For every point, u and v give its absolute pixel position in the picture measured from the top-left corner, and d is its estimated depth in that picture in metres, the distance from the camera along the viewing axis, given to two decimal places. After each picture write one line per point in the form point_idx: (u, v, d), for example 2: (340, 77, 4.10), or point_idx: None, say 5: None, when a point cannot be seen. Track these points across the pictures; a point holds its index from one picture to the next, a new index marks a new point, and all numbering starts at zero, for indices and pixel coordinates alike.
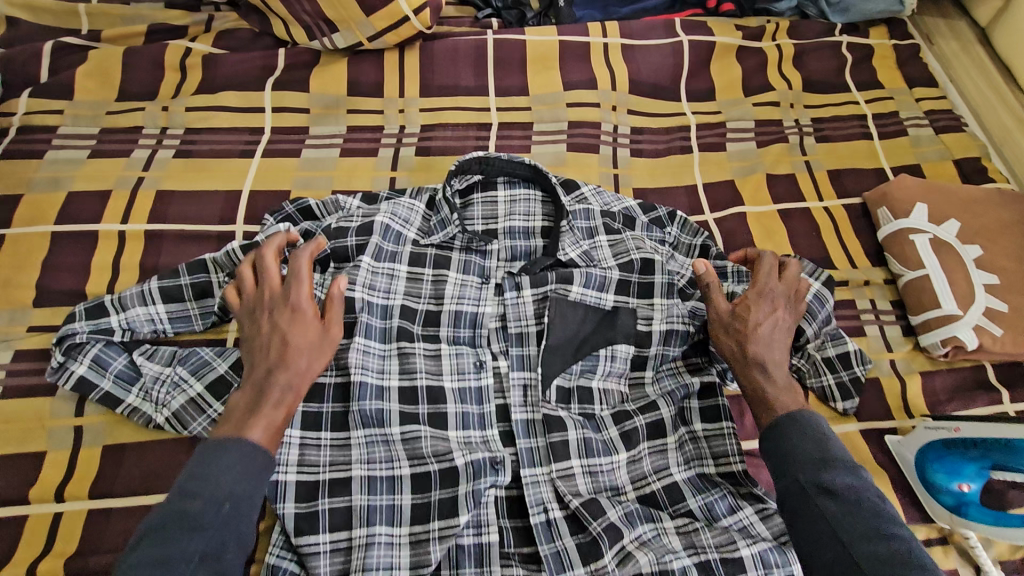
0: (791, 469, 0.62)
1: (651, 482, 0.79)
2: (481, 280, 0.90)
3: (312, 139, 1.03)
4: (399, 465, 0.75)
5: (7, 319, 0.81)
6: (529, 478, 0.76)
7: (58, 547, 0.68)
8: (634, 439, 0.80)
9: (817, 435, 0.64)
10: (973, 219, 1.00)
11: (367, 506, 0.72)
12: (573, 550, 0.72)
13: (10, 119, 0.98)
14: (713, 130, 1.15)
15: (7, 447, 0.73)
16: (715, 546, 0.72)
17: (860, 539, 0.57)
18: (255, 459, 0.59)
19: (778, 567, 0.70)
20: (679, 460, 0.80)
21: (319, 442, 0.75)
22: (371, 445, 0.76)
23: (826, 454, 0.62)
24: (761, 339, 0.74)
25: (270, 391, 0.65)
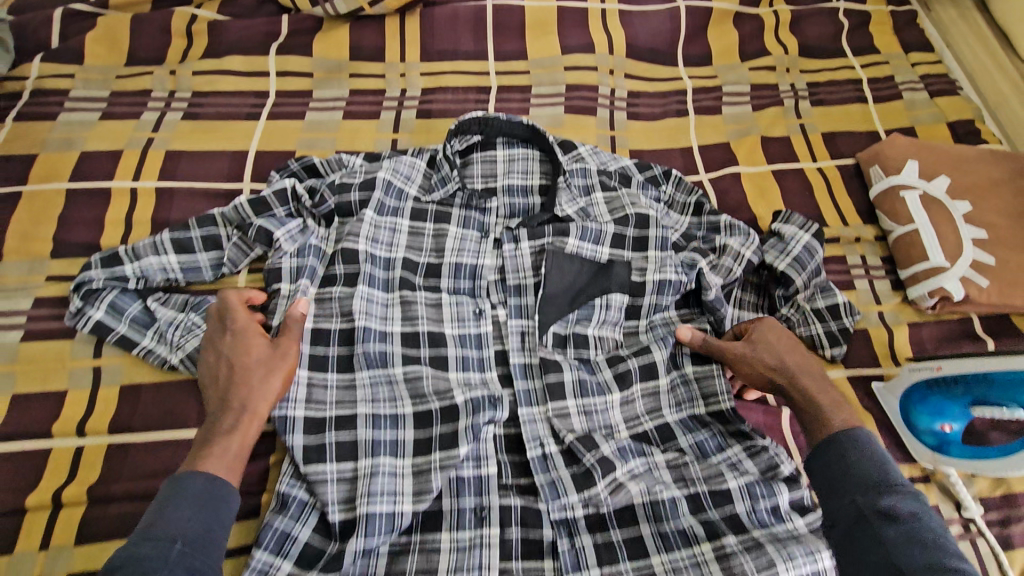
0: (850, 491, 0.66)
1: (644, 422, 0.82)
2: (480, 234, 0.93)
3: (316, 102, 1.06)
4: (402, 404, 0.79)
5: (26, 269, 0.85)
6: (526, 416, 0.81)
7: (82, 476, 0.72)
8: (627, 381, 0.83)
9: (878, 461, 0.67)
10: (963, 176, 1.02)
11: (371, 439, 0.75)
12: (568, 479, 0.77)
13: (23, 83, 1.01)
14: (709, 93, 1.17)
15: (30, 385, 0.77)
16: (704, 478, 0.77)
17: (913, 559, 0.59)
18: (212, 490, 0.63)
19: (764, 498, 0.74)
20: (671, 403, 0.83)
21: (325, 382, 0.79)
22: (375, 385, 0.79)
23: (886, 479, 0.65)
24: (789, 355, 0.79)
25: (232, 426, 0.69)
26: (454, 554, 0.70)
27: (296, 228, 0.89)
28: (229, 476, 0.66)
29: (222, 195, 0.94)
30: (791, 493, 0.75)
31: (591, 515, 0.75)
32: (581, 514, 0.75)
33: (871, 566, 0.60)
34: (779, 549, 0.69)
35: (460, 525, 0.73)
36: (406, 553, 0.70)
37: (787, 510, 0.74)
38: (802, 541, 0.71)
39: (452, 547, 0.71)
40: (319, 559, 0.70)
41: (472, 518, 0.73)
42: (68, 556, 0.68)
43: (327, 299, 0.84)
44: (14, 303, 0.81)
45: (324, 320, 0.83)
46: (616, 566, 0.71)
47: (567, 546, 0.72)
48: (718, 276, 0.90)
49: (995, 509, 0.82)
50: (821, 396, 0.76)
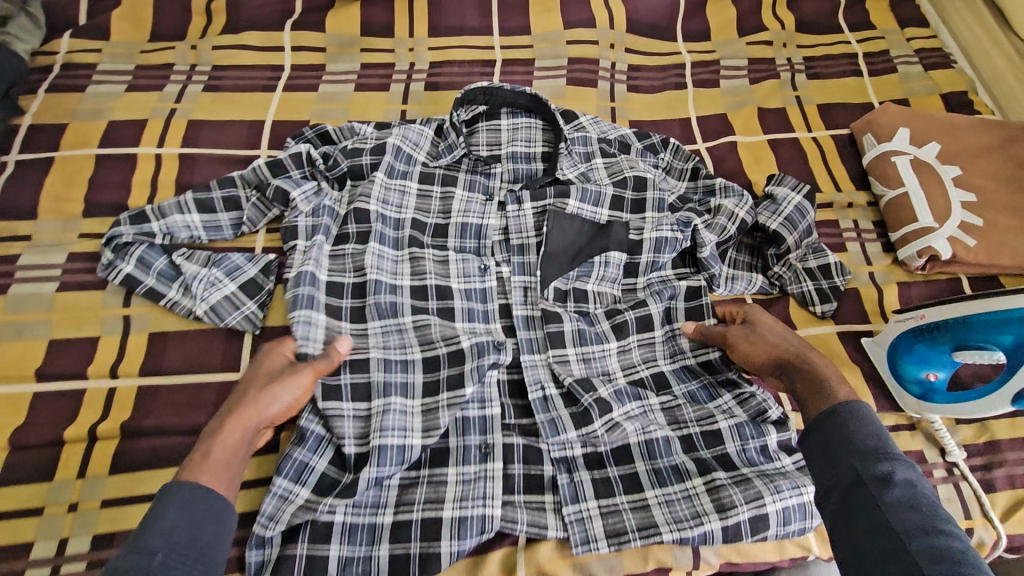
0: (844, 458, 0.61)
1: (640, 370, 0.87)
2: (485, 197, 0.97)
3: (329, 76, 1.11)
4: (411, 350, 0.84)
5: (60, 227, 0.90)
6: (529, 361, 0.86)
7: (115, 413, 0.78)
8: (623, 331, 0.89)
9: (871, 428, 0.62)
10: (954, 142, 1.05)
11: (383, 380, 0.80)
12: (567, 417, 0.81)
13: (53, 57, 1.06)
14: (708, 67, 1.21)
15: (66, 332, 0.83)
16: (696, 420, 0.82)
17: (911, 527, 0.54)
18: (201, 498, 0.59)
19: (754, 438, 0.79)
20: (665, 354, 0.88)
21: (340, 329, 0.84)
22: (387, 333, 0.85)
23: (881, 447, 0.60)
24: (787, 334, 0.79)
25: (221, 432, 0.66)
26: (460, 485, 0.76)
27: (311, 190, 0.93)
28: (218, 486, 0.61)
29: (241, 161, 0.99)
30: (779, 435, 0.80)
31: (590, 453, 0.80)
32: (580, 453, 0.80)
33: (864, 535, 0.55)
34: (767, 483, 0.75)
35: (466, 460, 0.78)
36: (416, 485, 0.77)
37: (775, 449, 0.79)
38: (787, 476, 0.76)
39: (458, 479, 0.77)
40: (335, 487, 0.75)
41: (477, 455, 0.78)
42: (103, 483, 0.74)
43: (341, 256, 0.89)
44: (49, 257, 0.87)
45: (338, 275, 0.88)
46: (614, 500, 0.76)
47: (566, 480, 0.77)
48: (713, 234, 0.94)
49: (977, 455, 0.86)
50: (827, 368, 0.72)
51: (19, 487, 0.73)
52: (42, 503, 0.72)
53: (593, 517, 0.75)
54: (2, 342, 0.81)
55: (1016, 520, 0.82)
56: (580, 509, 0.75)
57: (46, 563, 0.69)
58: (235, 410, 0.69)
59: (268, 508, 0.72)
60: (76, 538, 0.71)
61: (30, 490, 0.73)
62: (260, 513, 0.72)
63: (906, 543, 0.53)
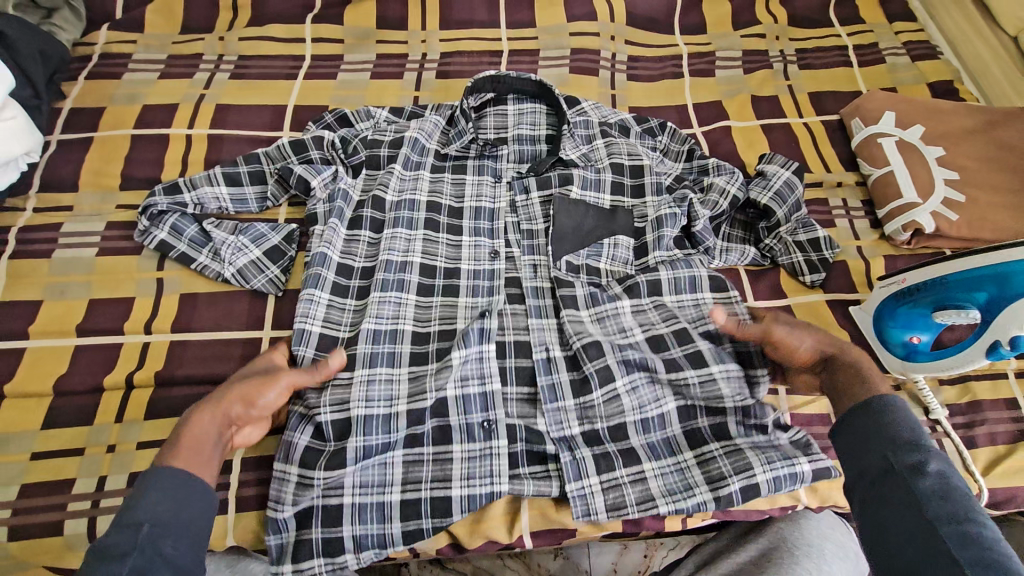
0: (881, 447, 0.64)
1: (659, 328, 0.89)
2: (494, 179, 1.02)
3: (346, 65, 1.18)
4: (404, 322, 0.88)
5: (100, 199, 0.98)
6: (536, 324, 0.89)
7: (149, 364, 0.84)
8: (635, 292, 0.91)
9: (909, 421, 0.65)
10: (937, 125, 1.10)
11: (371, 352, 0.84)
12: (567, 383, 0.85)
13: (92, 48, 1.15)
14: (704, 58, 1.27)
15: (105, 292, 0.90)
16: (703, 397, 0.84)
17: (941, 515, 0.57)
18: (181, 480, 0.63)
19: (759, 419, 0.82)
20: (689, 319, 0.90)
21: (343, 305, 0.88)
22: (383, 304, 0.88)
23: (919, 439, 0.63)
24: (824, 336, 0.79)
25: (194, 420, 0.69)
26: (466, 463, 0.79)
27: (330, 176, 0.97)
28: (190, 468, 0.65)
29: (265, 141, 1.07)
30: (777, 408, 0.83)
31: (587, 431, 0.83)
32: (578, 430, 0.83)
33: (895, 518, 0.59)
34: (759, 456, 0.79)
35: (472, 438, 0.81)
36: (420, 462, 0.80)
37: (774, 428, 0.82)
38: (777, 449, 0.80)
39: (464, 456, 0.80)
40: (319, 458, 0.77)
41: (481, 432, 0.81)
42: (139, 427, 0.80)
43: (355, 240, 0.93)
44: (90, 226, 0.95)
45: (349, 257, 0.92)
46: (614, 474, 0.80)
47: (569, 458, 0.80)
48: (706, 209, 0.99)
49: (960, 414, 0.90)
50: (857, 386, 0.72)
51: (62, 429, 0.80)
52: (83, 444, 0.79)
53: (594, 494, 0.78)
54: (48, 301, 0.88)
55: (997, 474, 0.85)
56: (582, 486, 0.79)
57: (86, 497, 0.75)
58: (205, 401, 0.72)
59: (272, 492, 0.76)
60: (114, 475, 0.77)
61: (73, 432, 0.80)
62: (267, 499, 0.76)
63: (935, 528, 0.57)
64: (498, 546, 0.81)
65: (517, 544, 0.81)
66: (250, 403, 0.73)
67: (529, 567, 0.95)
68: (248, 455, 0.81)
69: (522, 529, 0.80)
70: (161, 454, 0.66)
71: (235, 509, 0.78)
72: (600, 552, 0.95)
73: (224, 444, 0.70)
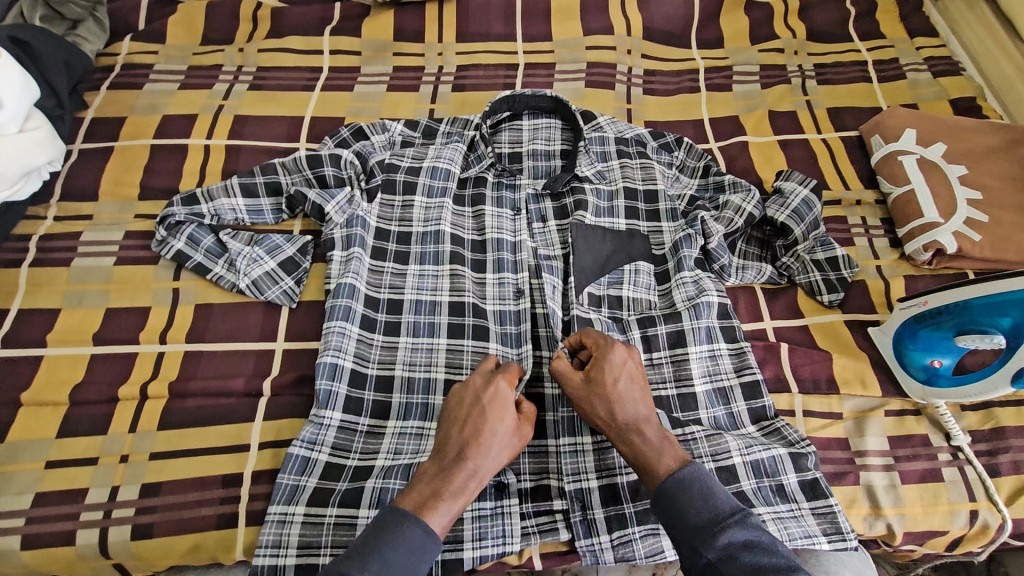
0: (689, 541, 0.61)
1: (669, 387, 0.88)
2: (514, 212, 1.00)
3: (363, 77, 1.19)
4: (436, 369, 0.87)
5: (119, 208, 1.00)
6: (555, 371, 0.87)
7: (164, 374, 0.85)
8: (653, 344, 0.90)
9: (706, 491, 0.64)
10: (959, 143, 1.08)
11: (405, 402, 0.84)
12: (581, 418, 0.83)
13: (115, 59, 1.17)
14: (721, 72, 1.27)
15: (122, 301, 0.91)
16: (711, 454, 0.82)
17: None
18: (426, 542, 0.62)
19: (769, 476, 0.81)
20: (702, 373, 0.88)
21: (372, 341, 0.88)
22: (415, 350, 0.88)
23: (716, 511, 0.62)
24: (637, 399, 0.72)
25: (465, 455, 0.68)
26: (476, 523, 0.77)
27: (344, 200, 0.96)
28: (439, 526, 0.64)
29: (282, 152, 1.07)
30: (789, 452, 0.82)
31: (606, 486, 0.79)
32: (596, 486, 0.79)
33: None
34: (780, 529, 0.77)
35: (482, 498, 0.78)
36: None
37: (793, 489, 0.80)
38: (799, 521, 0.78)
39: (475, 516, 0.77)
40: (331, 496, 0.76)
41: (492, 490, 0.79)
42: (152, 438, 0.80)
43: (379, 272, 0.93)
44: (108, 234, 0.96)
45: (374, 289, 0.92)
46: (626, 532, 0.77)
47: (580, 517, 0.78)
48: (720, 225, 0.99)
49: (983, 441, 0.87)
50: (649, 450, 0.68)
51: (77, 438, 0.80)
52: (97, 454, 0.79)
53: (604, 549, 0.77)
54: (66, 309, 0.89)
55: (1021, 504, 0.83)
56: (592, 543, 0.77)
57: (99, 507, 0.76)
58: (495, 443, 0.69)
59: (270, 536, 0.73)
60: (127, 486, 0.77)
61: (88, 442, 0.80)
62: (260, 545, 0.73)
63: None
64: (507, 567, 0.80)
65: (526, 565, 0.80)
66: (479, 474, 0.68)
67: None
68: (260, 467, 0.80)
69: (532, 550, 0.79)
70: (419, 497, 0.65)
71: (244, 523, 0.76)
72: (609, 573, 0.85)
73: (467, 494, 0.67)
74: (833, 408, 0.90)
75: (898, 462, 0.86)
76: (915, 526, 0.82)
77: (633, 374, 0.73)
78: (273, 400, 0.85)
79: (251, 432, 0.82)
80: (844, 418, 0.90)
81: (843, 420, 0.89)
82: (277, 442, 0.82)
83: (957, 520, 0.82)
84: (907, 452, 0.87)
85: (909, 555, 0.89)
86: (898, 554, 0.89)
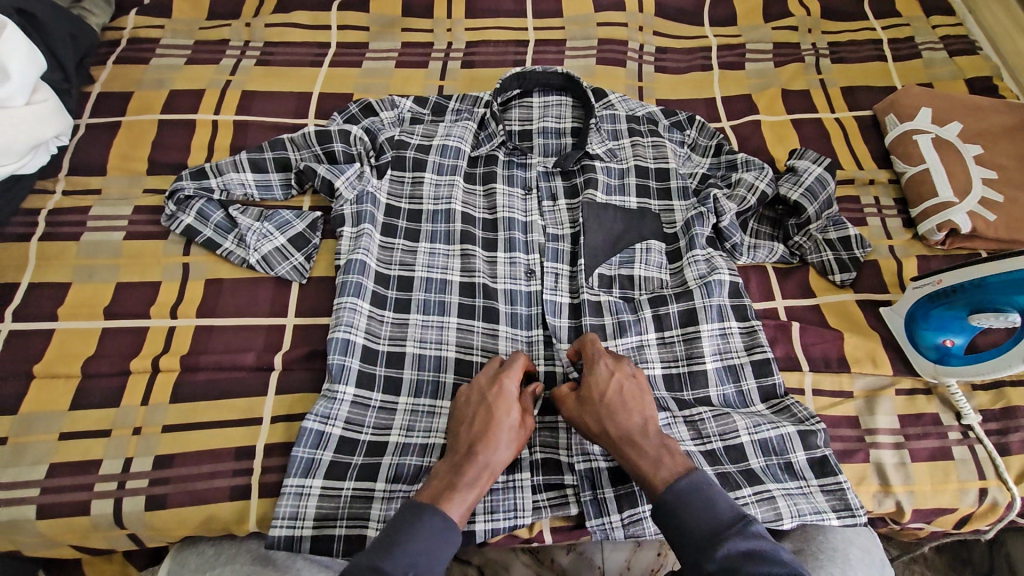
0: (689, 553, 0.62)
1: (680, 366, 0.87)
2: (525, 191, 0.99)
3: (371, 53, 1.18)
4: (447, 347, 0.87)
5: (127, 182, 0.99)
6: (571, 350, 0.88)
7: (175, 348, 0.85)
8: (664, 323, 0.90)
9: (707, 502, 0.64)
10: (975, 122, 1.07)
11: (416, 379, 0.84)
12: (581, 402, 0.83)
13: (121, 33, 1.15)
14: (733, 50, 1.25)
15: (131, 275, 0.90)
16: (719, 434, 0.82)
17: None
18: (445, 532, 0.63)
19: (777, 454, 0.81)
20: (712, 352, 0.88)
21: (383, 317, 0.88)
22: (426, 327, 0.88)
23: (717, 523, 0.62)
24: (629, 409, 0.73)
25: (476, 449, 0.69)
26: (488, 496, 0.77)
27: (354, 175, 0.96)
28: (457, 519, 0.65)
29: (289, 128, 1.07)
30: (797, 429, 0.82)
31: (613, 467, 0.79)
32: (603, 467, 0.80)
33: None
34: (790, 506, 0.77)
35: None
36: None
37: (801, 466, 0.80)
38: (809, 498, 0.78)
39: (486, 490, 0.78)
40: (348, 470, 0.77)
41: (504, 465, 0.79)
42: (164, 411, 0.81)
43: (389, 248, 0.93)
44: (117, 209, 0.96)
45: (385, 266, 0.91)
46: (637, 510, 0.77)
47: (589, 497, 0.78)
48: (733, 204, 0.98)
49: (994, 420, 0.87)
50: (645, 459, 0.69)
51: (90, 410, 0.81)
52: (110, 426, 0.80)
53: (614, 527, 0.77)
54: (76, 283, 0.89)
55: None
56: (603, 522, 0.77)
57: (113, 478, 0.76)
58: (504, 431, 0.71)
59: (287, 507, 0.74)
60: (140, 458, 0.78)
61: (101, 415, 0.80)
62: (276, 516, 0.74)
63: None
64: (517, 540, 0.81)
65: (537, 539, 0.80)
66: (493, 463, 0.69)
67: (542, 561, 0.98)
68: (272, 440, 0.80)
69: (542, 524, 0.80)
70: (427, 494, 0.67)
71: (257, 495, 0.77)
72: (614, 549, 0.97)
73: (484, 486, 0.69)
74: (843, 386, 0.90)
75: (909, 440, 0.86)
76: (924, 503, 0.82)
77: (629, 385, 0.75)
78: (284, 373, 0.85)
79: (263, 406, 0.82)
80: (854, 397, 0.89)
81: (853, 399, 0.89)
82: (291, 415, 0.82)
83: (966, 498, 0.82)
84: (917, 430, 0.87)
85: (916, 534, 0.89)
86: (904, 533, 0.90)
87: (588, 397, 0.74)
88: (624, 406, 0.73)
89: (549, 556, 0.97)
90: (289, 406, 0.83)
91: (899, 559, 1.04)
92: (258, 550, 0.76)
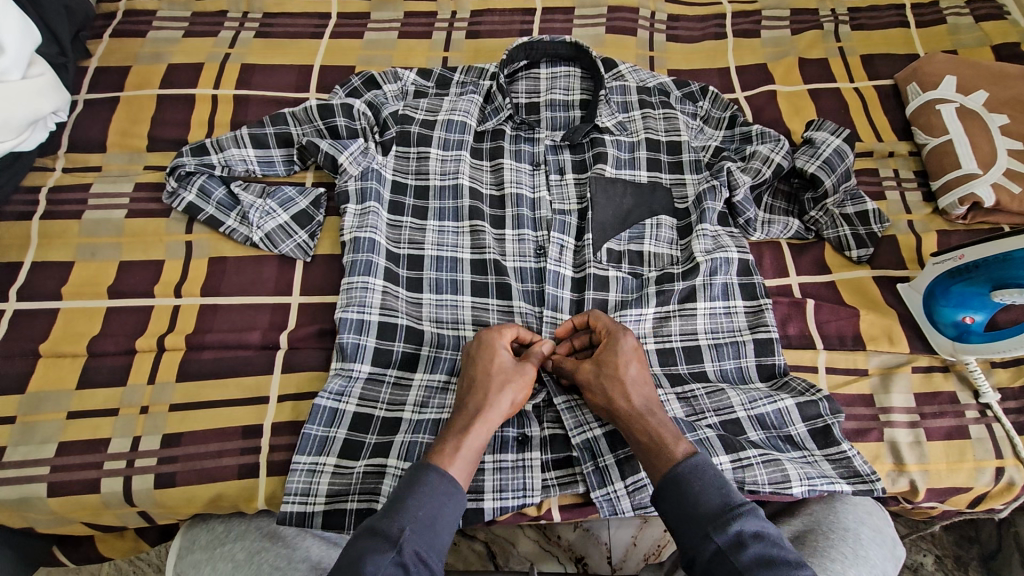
0: (700, 525, 0.61)
1: (673, 341, 0.86)
2: (533, 167, 0.96)
3: (373, 24, 1.14)
4: (464, 326, 0.86)
5: (128, 159, 0.98)
6: None
7: (178, 327, 0.84)
8: (665, 299, 0.87)
9: (720, 482, 0.64)
10: (1002, 91, 1.02)
11: (433, 355, 0.84)
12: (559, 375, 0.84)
13: (117, 5, 1.12)
14: (749, 17, 1.20)
15: (134, 254, 0.89)
16: (713, 409, 0.82)
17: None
18: (446, 486, 0.64)
19: (775, 428, 0.81)
20: (706, 328, 0.86)
21: (396, 294, 0.86)
22: (440, 307, 0.87)
23: (731, 501, 0.62)
24: (632, 386, 0.72)
25: (466, 403, 0.72)
26: (496, 475, 0.77)
27: (358, 151, 0.93)
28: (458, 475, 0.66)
29: (291, 103, 1.04)
30: (796, 402, 0.81)
31: (611, 433, 0.79)
32: (600, 435, 0.79)
33: None
34: (799, 472, 0.76)
35: (504, 450, 0.78)
36: None
37: (802, 438, 0.80)
38: (815, 465, 0.78)
39: (495, 467, 0.77)
40: (362, 449, 0.77)
41: (513, 444, 0.79)
42: (171, 389, 0.80)
43: (397, 226, 0.91)
44: (118, 187, 0.94)
45: (395, 244, 0.90)
46: (639, 477, 0.76)
47: (591, 468, 0.78)
48: (747, 177, 0.95)
49: (1012, 398, 0.86)
50: (664, 432, 0.69)
51: (97, 389, 0.80)
52: (117, 405, 0.79)
53: (620, 497, 0.76)
54: (79, 262, 0.88)
55: None
56: (607, 492, 0.77)
57: (122, 456, 0.76)
58: (493, 382, 0.72)
59: (302, 483, 0.74)
60: (148, 436, 0.77)
61: (108, 393, 0.80)
62: (288, 493, 0.74)
63: None
64: (525, 519, 0.80)
65: (546, 517, 0.80)
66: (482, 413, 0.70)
67: (549, 538, 0.99)
68: (280, 419, 0.80)
69: (549, 502, 0.79)
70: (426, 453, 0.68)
71: (265, 473, 0.77)
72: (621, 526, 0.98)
73: (483, 439, 0.70)
74: (857, 364, 0.88)
75: (924, 419, 0.84)
76: (938, 482, 0.81)
77: (629, 361, 0.74)
78: (292, 352, 0.85)
79: (270, 384, 0.82)
80: (869, 374, 0.88)
81: (867, 376, 0.87)
82: (298, 394, 0.81)
83: (981, 477, 0.81)
84: (933, 409, 0.85)
85: (930, 513, 0.88)
86: (917, 512, 0.88)
87: (592, 381, 0.74)
88: (621, 385, 0.72)
89: (556, 532, 0.98)
90: (294, 386, 0.82)
91: (907, 537, 1.04)
92: (266, 528, 0.76)
